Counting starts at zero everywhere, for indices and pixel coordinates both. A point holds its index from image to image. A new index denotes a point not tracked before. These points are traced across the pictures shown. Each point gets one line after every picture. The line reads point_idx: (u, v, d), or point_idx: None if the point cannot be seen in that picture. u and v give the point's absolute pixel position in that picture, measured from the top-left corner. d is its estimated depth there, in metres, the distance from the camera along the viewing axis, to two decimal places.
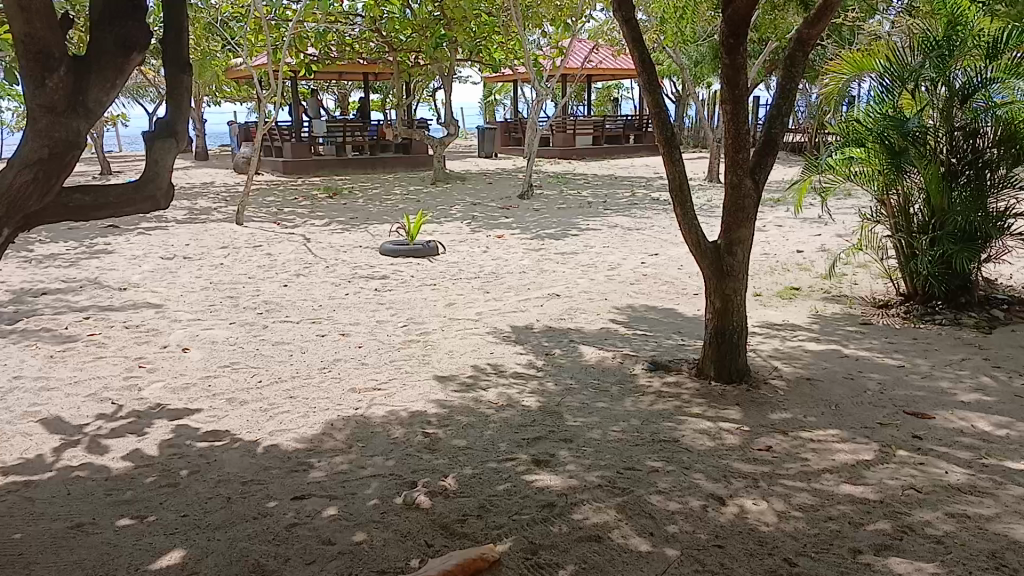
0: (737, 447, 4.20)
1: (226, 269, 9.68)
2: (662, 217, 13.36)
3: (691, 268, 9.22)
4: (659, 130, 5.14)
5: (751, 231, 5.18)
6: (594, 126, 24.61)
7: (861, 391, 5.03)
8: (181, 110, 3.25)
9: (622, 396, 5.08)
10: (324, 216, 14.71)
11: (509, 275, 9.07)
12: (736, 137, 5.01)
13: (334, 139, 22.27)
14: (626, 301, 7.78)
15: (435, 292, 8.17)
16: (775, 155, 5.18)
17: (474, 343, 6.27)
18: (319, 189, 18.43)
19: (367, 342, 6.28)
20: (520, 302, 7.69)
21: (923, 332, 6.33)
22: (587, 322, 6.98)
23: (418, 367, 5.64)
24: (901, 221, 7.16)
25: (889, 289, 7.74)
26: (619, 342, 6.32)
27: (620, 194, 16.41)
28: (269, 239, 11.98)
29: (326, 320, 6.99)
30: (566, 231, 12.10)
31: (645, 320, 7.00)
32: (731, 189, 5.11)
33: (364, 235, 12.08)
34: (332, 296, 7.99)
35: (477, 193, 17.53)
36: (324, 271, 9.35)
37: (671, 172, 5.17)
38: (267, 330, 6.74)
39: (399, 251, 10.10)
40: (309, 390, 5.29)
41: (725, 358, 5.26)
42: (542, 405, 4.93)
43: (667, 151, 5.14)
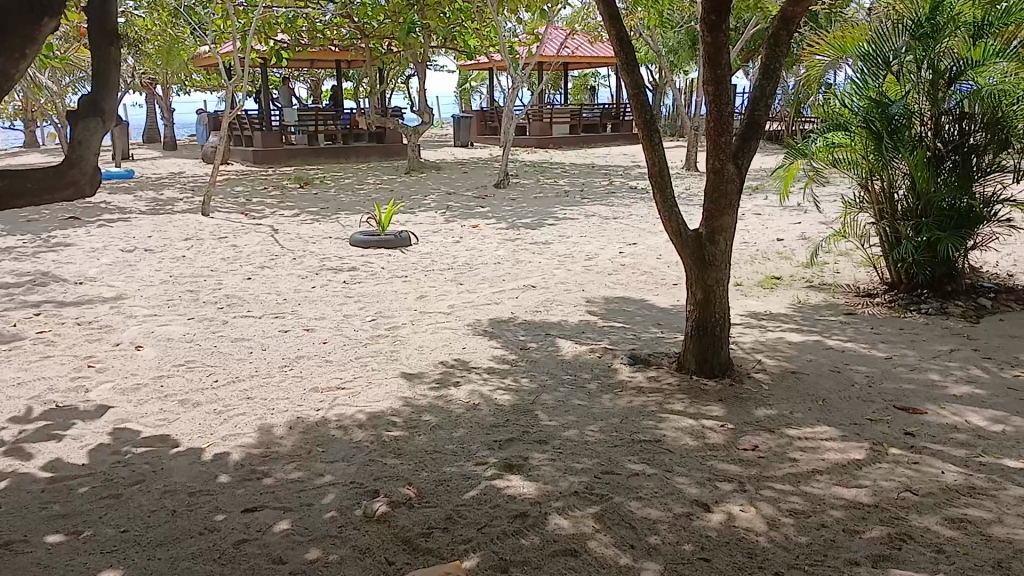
0: (721, 447, 3.96)
1: (189, 261, 9.31)
2: (640, 205, 13.14)
3: (670, 258, 8.99)
4: (638, 113, 4.87)
5: (734, 218, 4.93)
6: (571, 114, 24.33)
7: (849, 384, 4.81)
8: (108, 82, 2.90)
9: (599, 393, 4.82)
10: (295, 206, 14.34)
11: (483, 265, 8.79)
12: (719, 120, 4.75)
13: (305, 128, 21.81)
14: (603, 292, 7.53)
15: (407, 285, 7.86)
16: (759, 140, 4.93)
17: (444, 338, 5.98)
18: (290, 179, 18.00)
19: (332, 337, 5.97)
20: (494, 294, 7.41)
21: (909, 322, 6.14)
22: (563, 314, 6.72)
23: (385, 364, 5.35)
24: (885, 208, 6.96)
25: (873, 278, 7.54)
26: (596, 335, 6.06)
27: (598, 183, 16.16)
28: (236, 231, 11.59)
29: (290, 315, 6.67)
30: (542, 221, 11.82)
31: (623, 312, 6.75)
32: (713, 175, 4.86)
33: (335, 226, 11.74)
34: (298, 289, 7.66)
35: (452, 182, 17.20)
36: (291, 263, 9.01)
37: (650, 156, 4.90)
38: (227, 326, 6.41)
39: (370, 242, 9.77)
40: (267, 390, 4.98)
41: (707, 352, 5.01)
42: (515, 404, 4.66)
43: (646, 134, 4.87)
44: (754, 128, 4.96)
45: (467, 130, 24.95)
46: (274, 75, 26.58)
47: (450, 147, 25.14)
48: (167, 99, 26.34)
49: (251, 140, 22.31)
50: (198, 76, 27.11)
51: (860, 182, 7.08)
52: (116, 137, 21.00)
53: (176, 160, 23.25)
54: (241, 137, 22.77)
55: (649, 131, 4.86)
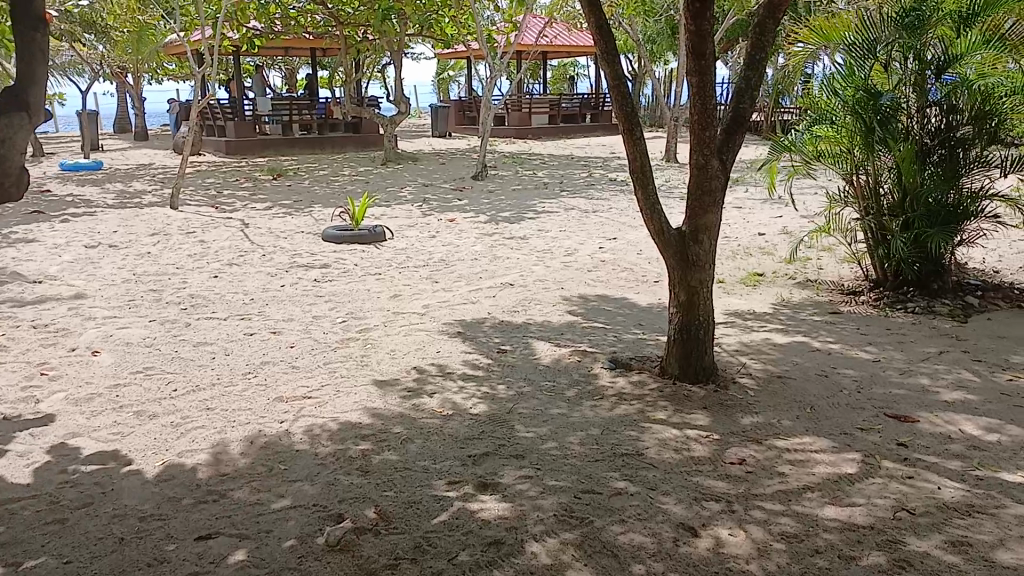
0: (707, 460, 3.76)
1: (155, 258, 8.98)
2: (620, 198, 12.94)
3: (651, 253, 8.79)
4: (619, 106, 4.64)
5: (718, 216, 4.72)
6: (550, 104, 24.05)
7: (837, 390, 4.63)
8: (29, 85, 3.08)
9: (579, 400, 4.61)
10: (267, 199, 13.99)
11: (459, 262, 8.54)
12: (704, 114, 4.53)
13: (279, 118, 21.38)
14: (583, 289, 7.32)
15: (380, 283, 7.60)
16: (744, 134, 4.72)
17: (417, 340, 5.73)
18: (263, 170, 17.61)
19: (300, 341, 5.71)
20: (470, 292, 7.17)
21: (896, 322, 5.99)
22: (542, 314, 6.50)
23: (355, 370, 5.10)
24: (870, 203, 6.79)
25: (857, 274, 7.38)
26: (576, 336, 5.85)
27: (577, 175, 15.93)
28: (206, 225, 11.24)
29: (257, 317, 6.39)
30: (521, 214, 11.58)
31: (603, 311, 6.53)
32: (697, 172, 4.64)
33: (308, 220, 11.42)
34: (267, 288, 7.37)
35: (429, 174, 16.90)
36: (261, 260, 8.71)
37: (631, 151, 4.68)
38: (190, 329, 6.12)
39: (343, 237, 9.48)
40: (228, 400, 4.72)
41: (691, 356, 4.81)
42: (491, 413, 4.43)
43: (627, 128, 4.64)
44: (740, 122, 4.74)
45: (445, 120, 24.61)
46: (248, 63, 26.03)
47: (428, 137, 24.79)
48: (138, 88, 25.74)
49: (223, 130, 21.84)
50: (169, 64, 26.50)
51: (845, 176, 6.91)
52: (83, 128, 20.45)
53: (146, 151, 22.72)
54: (214, 127, 22.28)
55: (631, 125, 4.63)
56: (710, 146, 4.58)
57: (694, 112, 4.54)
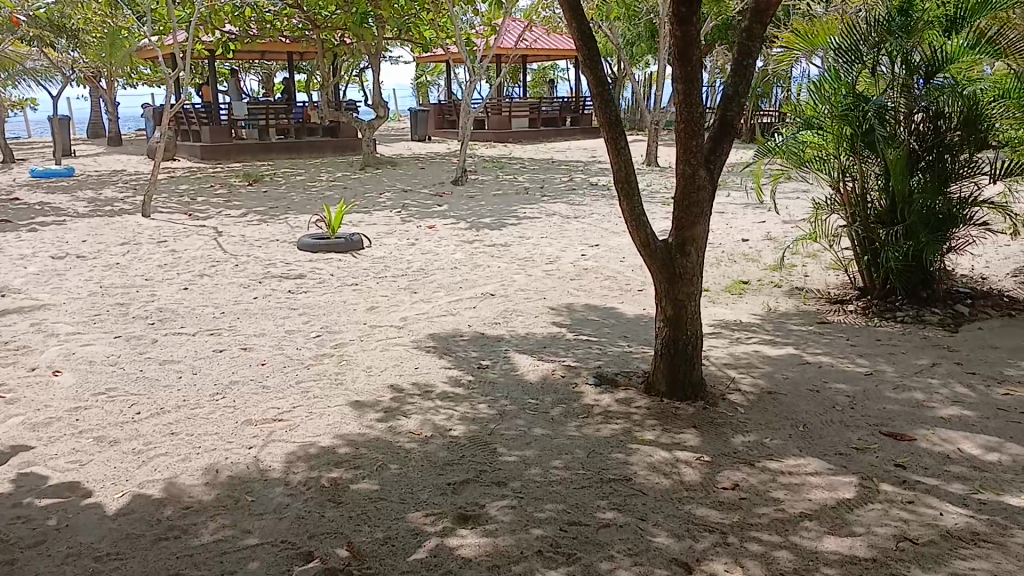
0: (698, 485, 3.58)
1: (124, 269, 8.69)
2: (601, 203, 12.79)
3: (634, 261, 8.62)
4: (602, 113, 4.46)
5: (706, 227, 4.56)
6: (530, 108, 23.88)
7: (830, 406, 4.47)
8: None
9: (563, 419, 4.42)
10: (242, 206, 13.71)
11: (439, 271, 8.33)
12: (691, 121, 4.37)
13: (255, 122, 21.07)
14: (565, 299, 7.13)
15: (357, 293, 7.38)
16: (732, 141, 4.56)
17: (395, 356, 5.51)
18: (239, 176, 17.29)
19: (271, 358, 5.47)
20: (450, 303, 6.96)
21: (885, 332, 5.86)
22: (524, 326, 6.30)
23: (329, 390, 4.87)
24: (858, 210, 6.66)
25: (844, 282, 7.24)
26: (559, 350, 5.66)
27: (558, 179, 15.77)
28: (178, 234, 10.95)
29: (227, 332, 6.14)
30: (501, 220, 11.38)
31: (586, 322, 6.35)
32: (684, 181, 4.48)
33: (283, 228, 11.16)
34: (239, 301, 7.12)
35: (408, 179, 16.67)
36: (233, 270, 8.45)
37: (616, 160, 4.50)
38: (157, 346, 5.87)
39: (319, 245, 9.23)
40: (194, 424, 4.48)
41: (679, 372, 4.63)
42: (471, 435, 4.22)
43: (611, 136, 4.47)
44: (728, 130, 4.59)
45: (424, 124, 24.36)
46: (223, 67, 25.65)
47: (407, 141, 24.53)
48: (111, 92, 25.28)
49: (198, 135, 21.47)
50: (143, 68, 26.06)
51: (831, 182, 6.78)
52: (54, 133, 20.01)
53: (119, 156, 22.29)
54: (189, 132, 21.90)
55: (615, 133, 4.46)
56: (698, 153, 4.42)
57: (681, 119, 4.38)
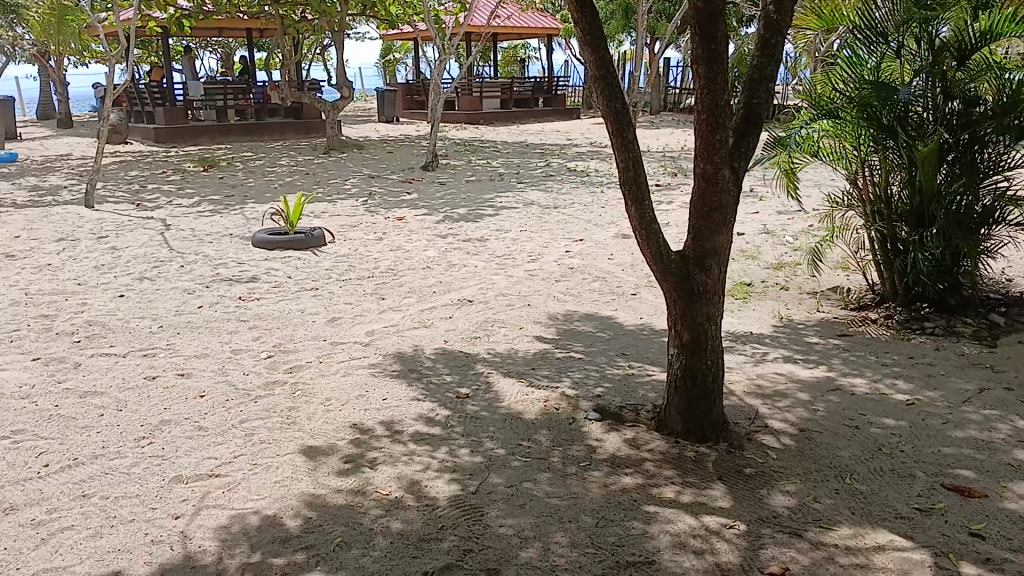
0: (740, 571, 2.88)
1: (55, 271, 7.75)
2: (581, 190, 12.04)
3: (624, 258, 7.88)
4: (607, 101, 3.68)
5: (730, 237, 3.81)
6: (502, 88, 22.95)
7: (876, 450, 3.82)
8: None
9: (563, 470, 3.68)
10: (196, 194, 12.72)
11: (410, 271, 7.54)
12: (713, 112, 3.60)
13: (213, 103, 19.94)
14: (551, 306, 6.39)
15: (317, 300, 6.54)
16: (759, 134, 3.81)
17: (359, 383, 4.71)
18: (194, 160, 16.23)
19: (212, 389, 4.64)
20: (422, 312, 6.17)
21: (916, 349, 5.23)
22: (508, 340, 5.54)
23: (279, 432, 4.07)
24: (879, 206, 5.97)
25: (862, 284, 6.58)
26: (550, 370, 4.91)
27: (535, 164, 14.97)
28: (122, 228, 9.98)
29: (163, 352, 5.29)
30: (477, 211, 10.57)
31: (579, 336, 5.60)
32: (703, 184, 3.72)
33: (239, 220, 10.25)
34: (181, 311, 6.25)
35: (375, 164, 15.76)
36: (179, 272, 7.56)
37: (621, 157, 3.74)
38: (79, 371, 4.99)
39: (277, 241, 8.36)
40: (111, 484, 3.65)
41: (697, 408, 3.90)
42: (454, 494, 3.47)
43: (615, 130, 3.69)
44: (754, 120, 3.83)
45: (391, 104, 23.35)
46: (178, 44, 24.37)
47: (374, 122, 23.50)
48: (60, 71, 23.84)
49: (152, 116, 20.28)
50: (94, 46, 24.68)
51: (849, 176, 6.10)
52: None
53: (67, 140, 21.01)
54: (142, 113, 20.69)
55: (619, 126, 3.68)
56: (722, 148, 3.65)
57: (700, 108, 3.62)
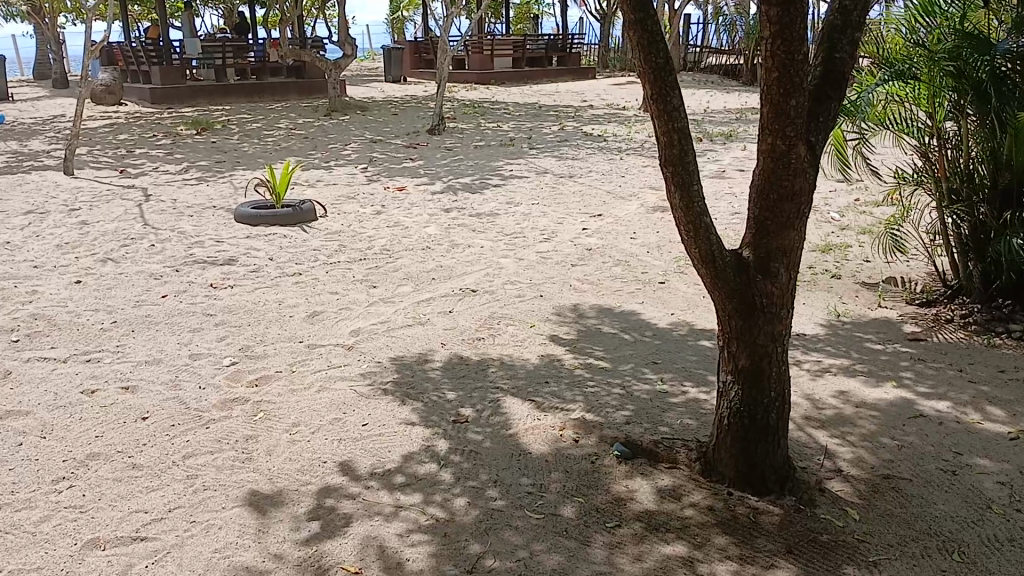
0: None
1: (13, 249, 6.93)
2: (598, 157, 11.10)
3: (649, 237, 6.98)
4: (645, 53, 2.77)
5: (803, 234, 2.94)
6: (514, 46, 21.82)
7: (984, 511, 3.02)
8: None
9: (586, 534, 2.88)
10: (185, 160, 11.86)
11: (408, 252, 6.69)
12: (788, 70, 2.69)
13: (211, 62, 18.94)
14: (567, 296, 5.53)
15: (298, 287, 5.70)
16: (840, 102, 2.92)
17: (333, 401, 3.88)
18: (187, 122, 15.32)
19: (157, 411, 3.83)
20: (417, 305, 5.33)
21: (1006, 360, 4.38)
22: (516, 341, 4.70)
23: (229, 475, 3.26)
24: (958, 184, 5.03)
25: (930, 274, 5.69)
26: (565, 384, 4.07)
27: (548, 128, 14.01)
28: (98, 199, 9.15)
29: (109, 358, 4.47)
30: (484, 181, 9.66)
31: (599, 338, 4.74)
32: (771, 164, 2.84)
33: (225, 190, 9.39)
34: (141, 302, 5.43)
35: (377, 127, 14.83)
36: (149, 252, 6.72)
37: (661, 128, 2.86)
38: (7, 381, 4.18)
39: (263, 216, 7.50)
40: (9, 550, 2.84)
41: (755, 451, 3.06)
42: (444, 574, 2.66)
43: (654, 93, 2.81)
44: (835, 81, 2.93)
45: (399, 63, 22.28)
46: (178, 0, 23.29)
47: (380, 82, 22.49)
48: (53, 28, 22.79)
49: (148, 76, 19.31)
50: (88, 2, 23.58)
51: (920, 149, 5.16)
52: None
53: (61, 100, 20.10)
54: (138, 72, 19.73)
55: (660, 87, 2.79)
56: (797, 118, 2.75)
57: (769, 64, 2.72)
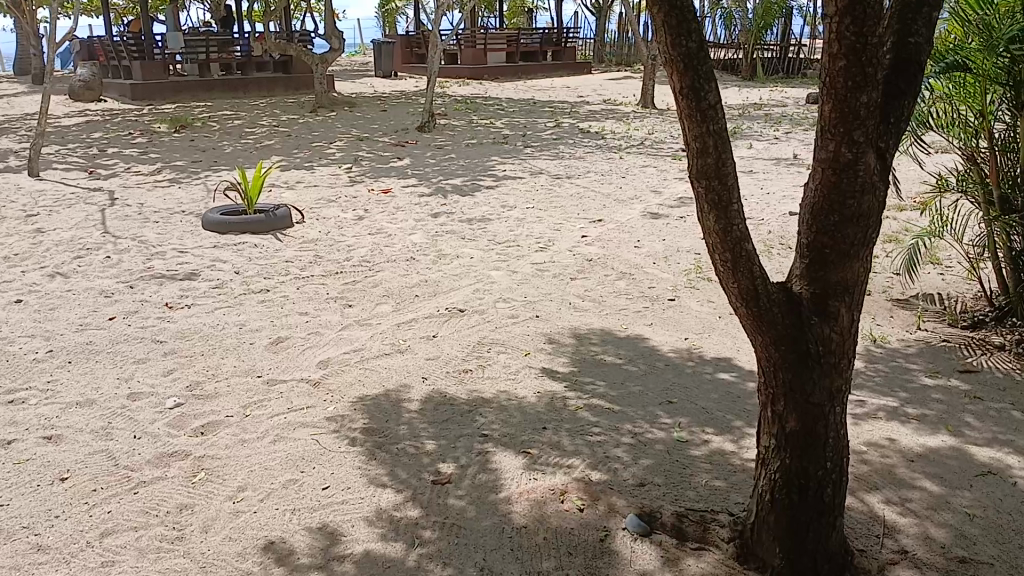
0: None
1: None
2: (596, 156, 10.50)
3: (655, 247, 6.37)
4: (674, 32, 2.16)
5: (869, 266, 2.34)
6: (507, 40, 21.23)
7: None
8: None
9: None
10: (159, 160, 11.20)
11: (389, 264, 6.08)
12: (859, 57, 2.09)
13: (195, 56, 18.22)
14: (566, 317, 4.91)
15: (263, 306, 5.07)
16: (915, 100, 2.32)
17: (289, 456, 3.25)
18: (166, 120, 14.64)
19: (79, 469, 3.21)
20: (397, 328, 4.70)
21: None
22: (510, 374, 4.08)
23: (153, 562, 2.64)
24: (1012, 192, 4.43)
25: (972, 289, 5.09)
26: (566, 430, 3.45)
27: (542, 125, 13.41)
28: (59, 204, 8.48)
29: (33, 401, 3.81)
30: (476, 182, 9.05)
31: (602, 369, 4.11)
32: (833, 176, 2.24)
33: (198, 193, 8.75)
34: (85, 326, 4.79)
35: (364, 124, 14.20)
36: (104, 265, 6.08)
37: (691, 133, 2.26)
38: None
39: (232, 222, 6.87)
40: None
41: (806, 535, 2.45)
42: None
43: (684, 86, 2.21)
44: (910, 70, 2.32)
45: (389, 58, 21.62)
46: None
47: (371, 78, 21.85)
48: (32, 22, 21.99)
49: (129, 71, 18.57)
50: None
51: (965, 153, 4.56)
52: None
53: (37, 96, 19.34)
54: (119, 68, 18.99)
55: (692, 80, 2.20)
56: (867, 119, 2.16)
57: (833, 50, 2.12)
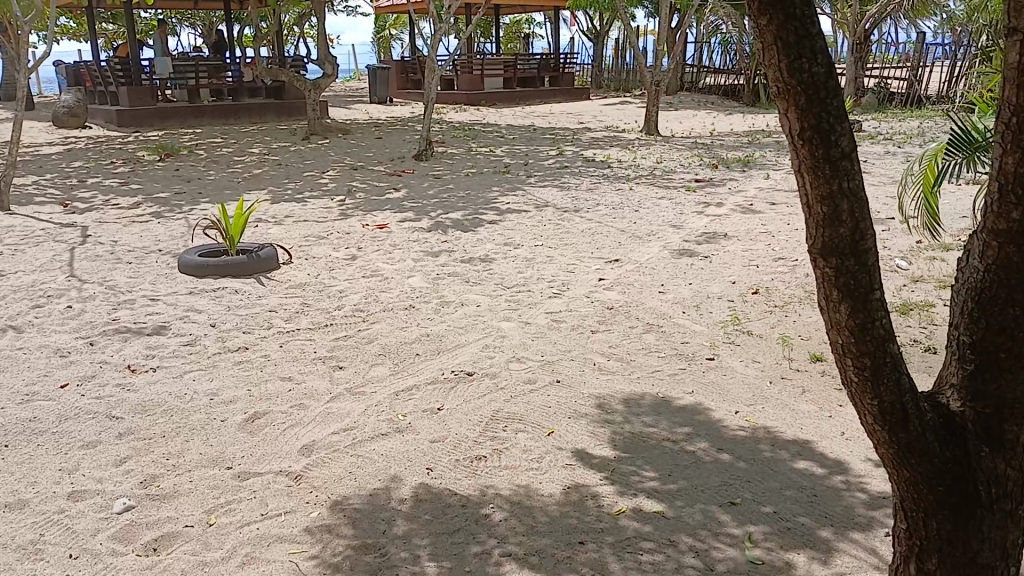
0: None
1: None
2: (604, 187, 9.90)
3: (681, 292, 5.73)
4: (792, 53, 1.51)
5: None
6: (504, 66, 20.63)
7: None
8: None
9: None
10: (141, 192, 10.54)
11: (386, 312, 5.42)
12: None
13: (184, 82, 17.61)
14: (590, 382, 4.24)
15: (241, 369, 4.39)
16: None
17: None
18: (151, 148, 14.00)
19: None
20: (395, 398, 4.03)
21: None
22: (532, 461, 3.40)
23: None
24: None
25: None
26: (606, 545, 2.77)
27: (544, 153, 12.83)
28: (27, 241, 7.80)
29: None
30: (477, 216, 8.42)
31: (641, 453, 3.44)
32: (1014, 254, 1.58)
33: (178, 230, 8.08)
34: (30, 395, 4.10)
35: (359, 152, 13.61)
36: (64, 316, 5.39)
37: (815, 193, 1.60)
38: None
39: (208, 264, 6.21)
40: None
41: None
42: None
43: (808, 128, 1.55)
44: None
45: (384, 83, 21.10)
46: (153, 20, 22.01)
47: (365, 103, 21.32)
48: None
49: (115, 97, 17.96)
50: None
51: None
52: None
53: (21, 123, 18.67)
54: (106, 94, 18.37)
55: (819, 120, 1.54)
56: None
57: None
